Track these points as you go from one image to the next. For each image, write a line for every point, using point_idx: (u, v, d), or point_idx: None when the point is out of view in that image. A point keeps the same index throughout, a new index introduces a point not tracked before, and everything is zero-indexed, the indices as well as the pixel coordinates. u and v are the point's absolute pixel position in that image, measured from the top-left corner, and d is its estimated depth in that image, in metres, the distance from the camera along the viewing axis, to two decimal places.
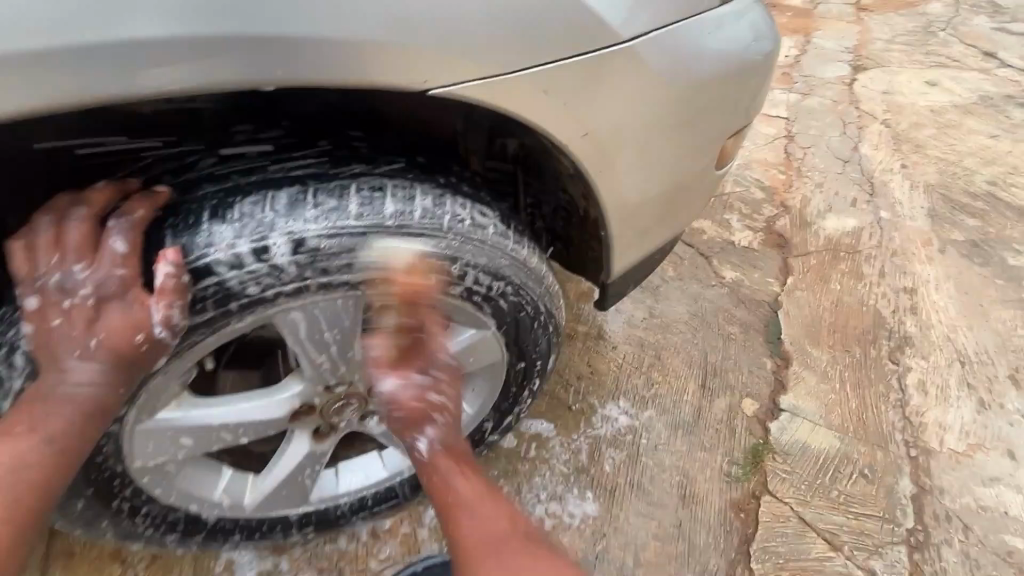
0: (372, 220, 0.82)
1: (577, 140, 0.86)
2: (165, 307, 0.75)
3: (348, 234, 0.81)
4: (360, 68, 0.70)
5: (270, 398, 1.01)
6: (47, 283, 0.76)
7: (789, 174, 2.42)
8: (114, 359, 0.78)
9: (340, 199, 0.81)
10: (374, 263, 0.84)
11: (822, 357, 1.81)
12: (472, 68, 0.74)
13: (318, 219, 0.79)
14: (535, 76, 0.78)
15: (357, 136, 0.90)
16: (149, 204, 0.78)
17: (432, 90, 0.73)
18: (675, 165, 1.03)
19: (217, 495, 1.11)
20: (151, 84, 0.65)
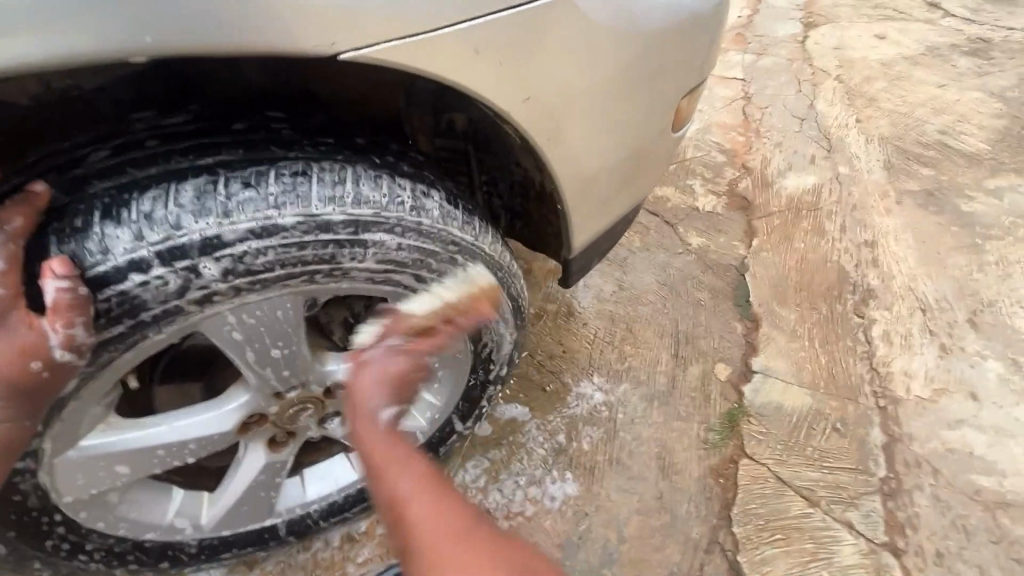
0: (297, 209, 0.73)
1: (520, 107, 0.79)
2: (64, 326, 0.66)
3: (271, 226, 0.72)
4: (251, 31, 0.60)
5: (214, 412, 0.93)
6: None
7: (748, 136, 2.40)
8: (11, 390, 0.69)
9: (256, 187, 0.72)
10: (307, 258, 0.76)
11: (790, 316, 1.82)
12: (387, 28, 0.65)
13: (231, 212, 0.71)
14: (462, 34, 0.70)
15: (277, 117, 0.80)
16: (27, 210, 0.67)
17: (341, 54, 0.64)
18: (628, 130, 0.97)
19: (169, 520, 1.03)
20: None
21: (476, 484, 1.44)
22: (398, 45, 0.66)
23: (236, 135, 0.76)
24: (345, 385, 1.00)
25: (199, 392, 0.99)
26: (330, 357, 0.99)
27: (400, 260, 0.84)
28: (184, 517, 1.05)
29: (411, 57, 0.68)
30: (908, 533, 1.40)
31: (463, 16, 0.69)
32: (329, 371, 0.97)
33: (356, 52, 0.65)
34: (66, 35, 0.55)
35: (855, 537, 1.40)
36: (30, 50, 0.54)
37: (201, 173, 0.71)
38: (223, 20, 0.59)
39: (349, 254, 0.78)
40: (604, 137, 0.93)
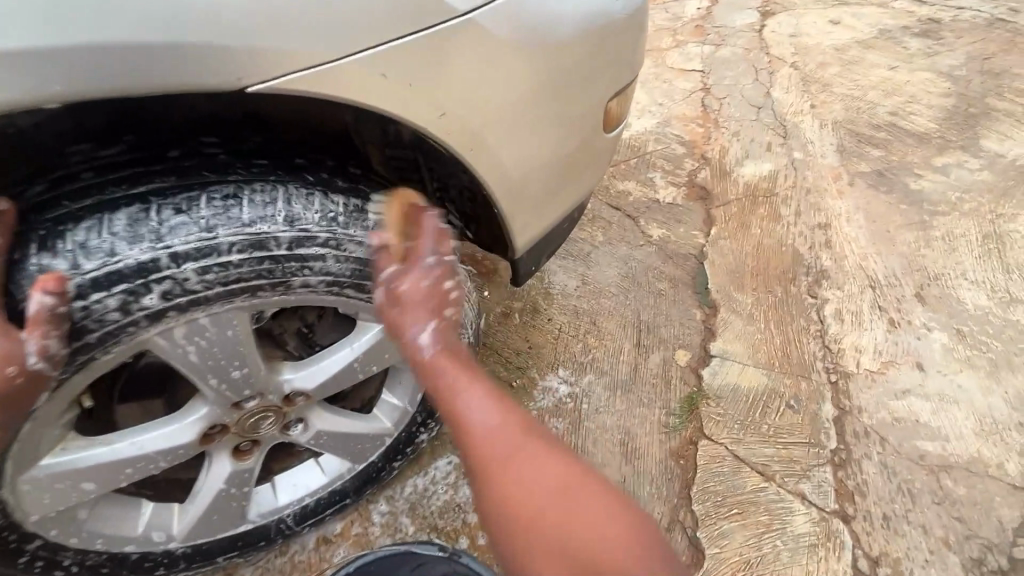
0: (227, 230, 0.78)
1: (436, 122, 0.85)
2: (39, 337, 0.71)
3: (206, 247, 0.77)
4: (164, 72, 0.66)
5: (175, 425, 0.97)
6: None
7: (707, 127, 2.47)
8: None
9: (188, 212, 0.77)
10: (242, 276, 0.81)
11: (747, 300, 1.89)
12: (293, 60, 0.71)
13: (163, 236, 0.76)
14: (369, 61, 0.76)
15: (213, 143, 0.82)
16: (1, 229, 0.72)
17: (249, 86, 0.71)
18: (554, 135, 1.03)
19: (141, 533, 1.07)
20: None
21: (446, 479, 1.50)
22: (304, 76, 0.73)
23: (171, 163, 0.80)
24: (303, 393, 1.05)
25: (162, 408, 1.04)
26: (287, 366, 1.04)
27: (338, 271, 0.89)
28: (156, 528, 1.09)
29: (319, 85, 0.74)
30: (857, 500, 1.48)
31: (367, 44, 0.75)
32: (287, 380, 1.02)
33: (265, 84, 0.72)
34: None
35: (808, 507, 1.47)
36: None
37: (137, 202, 0.76)
38: (136, 62, 0.65)
39: (285, 269, 0.84)
40: (529, 144, 0.99)
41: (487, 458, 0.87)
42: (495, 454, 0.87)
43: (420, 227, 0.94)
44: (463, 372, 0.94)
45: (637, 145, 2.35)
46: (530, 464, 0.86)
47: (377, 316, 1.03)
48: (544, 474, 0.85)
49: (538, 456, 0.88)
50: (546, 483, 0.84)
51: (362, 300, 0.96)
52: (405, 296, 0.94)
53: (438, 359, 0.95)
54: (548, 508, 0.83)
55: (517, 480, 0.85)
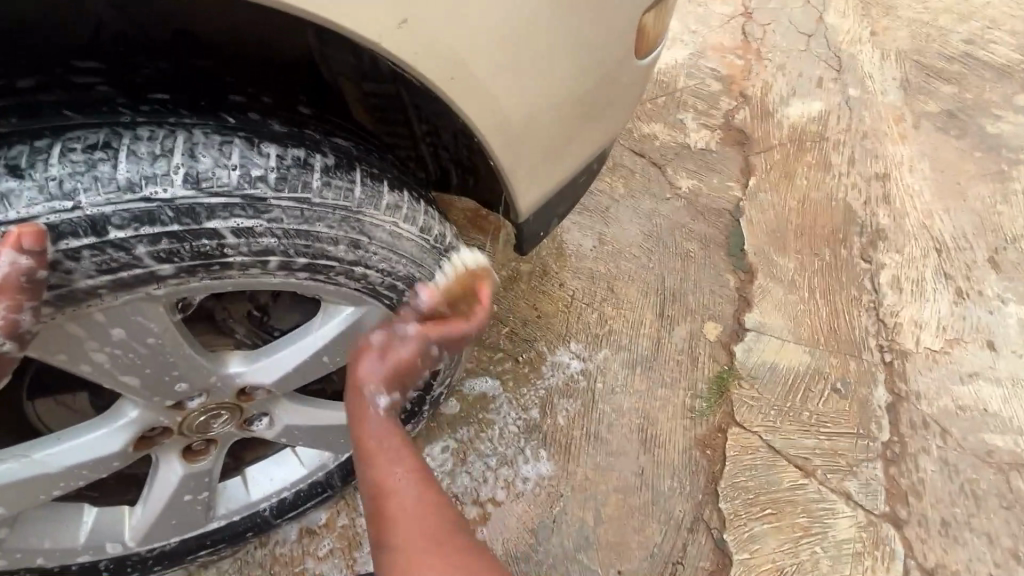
0: (99, 195, 0.57)
1: (395, 35, 0.60)
2: (11, 311, 0.56)
3: (69, 220, 0.57)
4: None
5: (106, 429, 0.80)
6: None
7: (748, 59, 2.11)
8: None
9: (38, 172, 0.56)
10: (125, 260, 0.60)
11: (789, 264, 1.65)
12: None
13: (9, 204, 0.56)
14: None
15: (92, 71, 0.61)
16: None
17: None
18: (571, 61, 0.77)
19: (88, 544, 0.93)
20: None
21: (442, 467, 1.33)
22: None
23: (26, 98, 0.58)
24: (259, 387, 0.87)
25: (89, 404, 0.87)
26: (237, 356, 0.84)
27: (270, 249, 0.66)
28: (104, 538, 0.95)
29: None
30: (911, 502, 1.31)
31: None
32: (234, 373, 0.82)
33: None
34: None
35: (853, 508, 1.31)
36: None
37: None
38: None
39: (192, 249, 0.62)
40: (535, 69, 0.73)
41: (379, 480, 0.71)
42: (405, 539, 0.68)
43: (460, 316, 0.79)
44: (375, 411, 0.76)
45: (666, 80, 2.02)
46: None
47: (346, 299, 0.80)
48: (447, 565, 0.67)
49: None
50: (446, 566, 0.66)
51: (318, 284, 0.74)
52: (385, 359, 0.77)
53: (363, 417, 0.75)
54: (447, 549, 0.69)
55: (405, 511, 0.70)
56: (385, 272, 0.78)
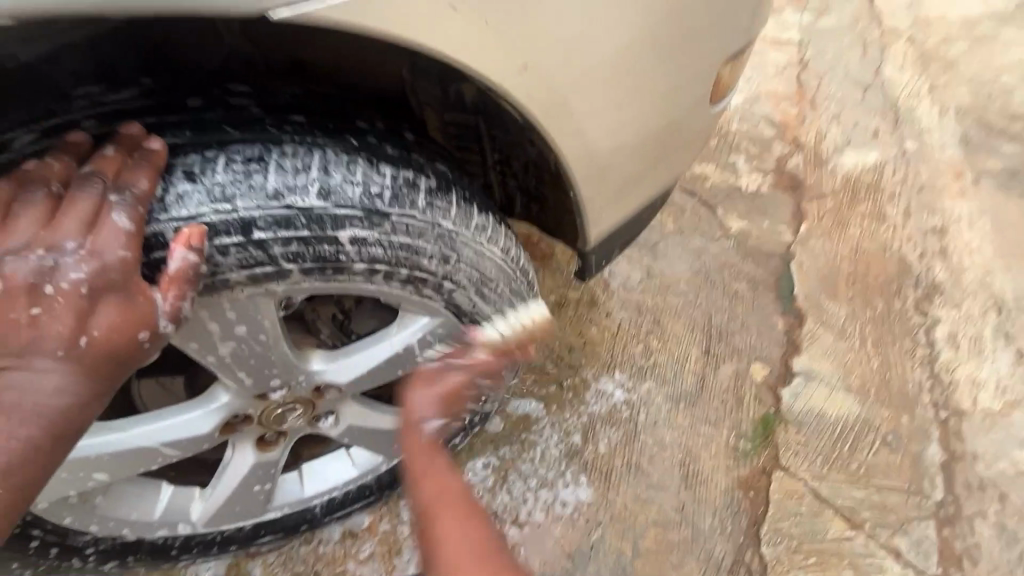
0: (248, 200, 0.66)
1: (513, 77, 0.67)
2: (176, 298, 0.64)
3: (222, 222, 0.65)
4: None
5: (198, 411, 0.87)
6: (17, 261, 0.58)
7: (802, 106, 2.14)
8: (103, 362, 0.63)
9: (201, 177, 0.65)
10: (258, 259, 0.68)
11: (840, 311, 1.64)
12: None
13: (174, 205, 0.64)
14: None
15: (242, 92, 0.70)
16: (148, 171, 0.62)
17: (271, 12, 0.54)
18: (654, 105, 0.84)
19: (160, 521, 0.99)
20: None
21: (484, 483, 1.37)
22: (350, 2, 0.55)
23: (191, 114, 0.67)
24: (334, 386, 0.93)
25: (182, 388, 0.94)
26: (318, 355, 0.91)
27: (377, 259, 0.73)
28: (177, 516, 1.01)
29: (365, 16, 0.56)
30: (966, 567, 1.30)
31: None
32: (316, 370, 0.89)
33: (292, 10, 0.54)
34: None
35: (903, 567, 1.29)
36: None
37: (122, 163, 0.62)
38: None
39: (315, 253, 0.69)
40: (624, 112, 0.80)
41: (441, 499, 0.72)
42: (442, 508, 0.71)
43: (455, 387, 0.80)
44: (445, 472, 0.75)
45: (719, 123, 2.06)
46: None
47: (424, 311, 0.86)
48: None
49: None
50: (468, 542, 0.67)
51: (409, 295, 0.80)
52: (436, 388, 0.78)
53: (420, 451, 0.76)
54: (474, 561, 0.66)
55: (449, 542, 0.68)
56: (468, 287, 0.83)
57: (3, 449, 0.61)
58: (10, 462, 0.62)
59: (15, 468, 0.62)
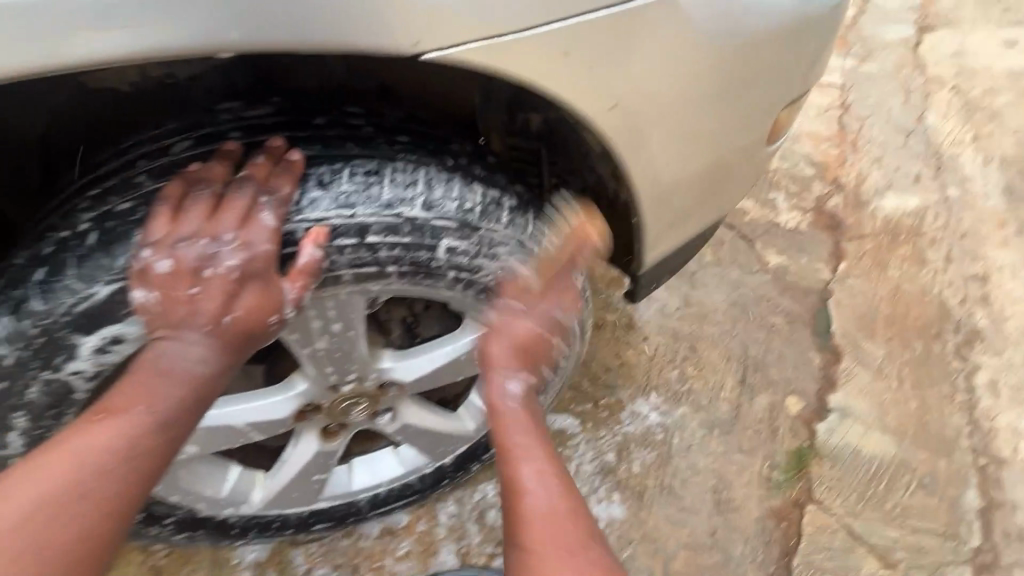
0: (364, 209, 0.74)
1: (603, 115, 0.75)
2: (300, 288, 0.74)
3: (341, 226, 0.74)
4: (342, 31, 0.59)
5: (278, 397, 0.95)
6: (185, 249, 0.71)
7: (843, 148, 2.18)
8: (241, 338, 0.75)
9: (328, 186, 0.74)
10: (364, 261, 0.76)
11: (878, 351, 1.66)
12: (474, 29, 0.63)
13: (301, 208, 0.73)
14: (555, 37, 0.67)
15: (355, 113, 0.79)
16: (290, 177, 0.72)
17: (424, 55, 0.62)
18: (719, 143, 0.91)
19: (227, 499, 1.06)
20: (98, 48, 0.56)
21: None
22: (484, 48, 0.64)
23: (317, 132, 0.76)
24: (398, 384, 1.00)
25: (260, 375, 1.02)
26: (387, 354, 0.98)
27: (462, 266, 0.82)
28: (242, 496, 1.08)
29: (494, 60, 0.65)
30: None
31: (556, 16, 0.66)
32: (385, 368, 0.97)
33: (440, 53, 0.63)
34: (170, 36, 0.57)
35: None
36: (132, 39, 0.56)
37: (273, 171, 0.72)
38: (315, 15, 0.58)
39: (413, 258, 0.78)
40: (691, 148, 0.87)
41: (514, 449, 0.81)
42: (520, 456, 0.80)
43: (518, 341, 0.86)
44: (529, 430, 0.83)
45: None
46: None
47: None
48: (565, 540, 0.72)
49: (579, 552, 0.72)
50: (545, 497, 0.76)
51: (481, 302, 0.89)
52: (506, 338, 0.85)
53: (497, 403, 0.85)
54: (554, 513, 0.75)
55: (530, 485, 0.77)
56: None
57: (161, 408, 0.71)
58: (167, 419, 0.71)
59: (169, 426, 0.71)
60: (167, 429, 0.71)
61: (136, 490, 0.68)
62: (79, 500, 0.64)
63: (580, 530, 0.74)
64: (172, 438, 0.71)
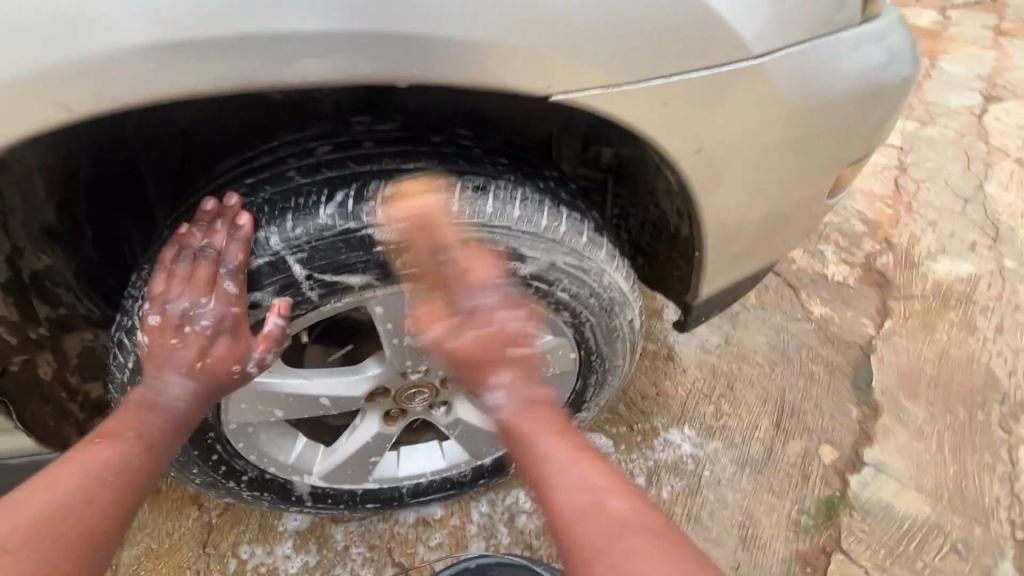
0: (470, 219, 0.84)
1: (689, 158, 0.84)
2: (261, 351, 0.88)
3: (449, 231, 0.84)
4: (489, 71, 0.70)
5: (353, 376, 1.05)
6: (170, 308, 0.86)
7: (897, 210, 2.19)
8: (209, 382, 0.89)
9: (444, 195, 0.83)
10: None
11: (918, 412, 1.67)
12: (596, 78, 0.73)
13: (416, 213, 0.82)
14: (662, 87, 0.77)
15: (464, 135, 0.90)
16: (241, 245, 0.82)
17: (552, 96, 0.73)
18: (786, 192, 0.98)
19: (292, 465, 1.16)
20: (300, 74, 0.67)
21: None
22: (600, 94, 0.74)
23: (433, 148, 0.87)
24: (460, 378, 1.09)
25: (340, 356, 1.14)
26: None
27: (541, 278, 0.91)
28: (305, 466, 1.18)
29: (607, 104, 0.76)
30: None
31: (659, 72, 0.76)
32: None
33: (565, 95, 0.73)
34: (353, 66, 0.68)
35: None
36: (327, 68, 0.67)
37: (398, 180, 0.83)
38: (471, 57, 0.69)
39: (502, 265, 0.89)
40: (761, 194, 0.95)
41: (543, 453, 0.78)
42: (555, 455, 0.78)
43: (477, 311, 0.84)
44: (547, 431, 0.80)
45: None
46: (636, 554, 0.68)
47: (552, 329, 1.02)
48: (618, 532, 0.71)
49: (654, 547, 0.69)
50: (587, 495, 0.74)
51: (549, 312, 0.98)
52: (475, 335, 0.84)
53: (513, 411, 0.82)
54: (605, 512, 0.72)
55: (563, 484, 0.75)
56: (597, 313, 1.00)
57: (154, 428, 0.87)
58: (157, 436, 0.87)
59: (137, 468, 0.83)
60: (134, 468, 0.83)
61: (111, 518, 0.78)
62: (56, 522, 0.74)
63: (625, 489, 0.75)
64: (162, 447, 0.87)
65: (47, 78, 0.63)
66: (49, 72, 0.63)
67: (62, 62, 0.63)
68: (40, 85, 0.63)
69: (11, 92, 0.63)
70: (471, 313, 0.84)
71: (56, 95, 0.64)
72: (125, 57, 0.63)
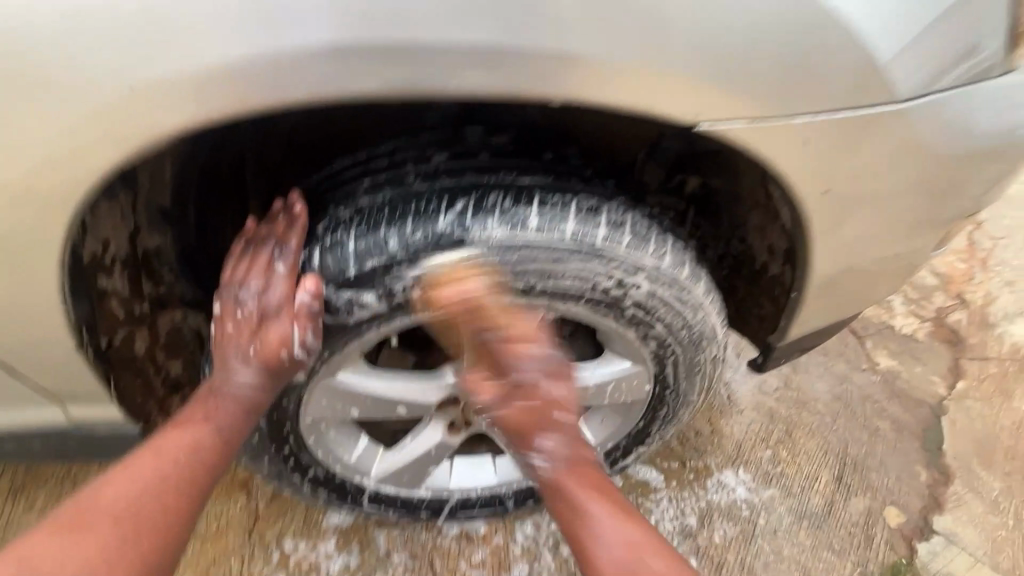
0: (583, 239, 0.84)
1: (815, 198, 0.83)
2: (302, 330, 0.85)
3: (562, 249, 0.84)
4: (646, 97, 0.69)
5: (427, 383, 1.05)
6: (228, 295, 0.90)
7: (971, 263, 2.01)
8: (269, 370, 0.89)
9: (561, 213, 0.84)
10: (571, 282, 0.87)
11: (993, 483, 1.57)
12: (746, 109, 0.72)
13: (531, 228, 0.83)
14: (808, 126, 0.75)
15: (571, 155, 0.92)
16: (297, 229, 0.87)
17: (700, 125, 0.72)
18: (896, 241, 0.95)
19: (354, 465, 1.16)
20: (465, 85, 0.67)
21: None
22: (746, 127, 0.74)
23: (546, 166, 0.89)
24: None
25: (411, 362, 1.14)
26: None
27: (640, 304, 0.91)
28: (365, 467, 1.17)
29: (750, 137, 0.75)
30: None
31: (811, 110, 0.74)
32: None
33: (711, 125, 0.73)
34: (516, 79, 0.67)
35: None
36: (492, 80, 0.67)
37: (516, 193, 0.85)
38: (632, 81, 0.68)
39: (607, 287, 0.88)
40: (872, 241, 0.93)
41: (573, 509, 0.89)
42: (586, 511, 0.89)
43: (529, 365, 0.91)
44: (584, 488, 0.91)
45: None
46: None
47: (635, 355, 1.00)
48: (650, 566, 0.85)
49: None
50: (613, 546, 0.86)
51: (639, 340, 0.96)
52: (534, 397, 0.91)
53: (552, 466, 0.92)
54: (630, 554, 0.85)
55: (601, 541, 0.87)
56: (687, 345, 0.99)
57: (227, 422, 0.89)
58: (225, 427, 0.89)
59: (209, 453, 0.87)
60: (199, 460, 0.86)
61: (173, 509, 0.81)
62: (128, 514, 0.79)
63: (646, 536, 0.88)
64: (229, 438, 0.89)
65: (236, 72, 0.63)
66: (230, 68, 0.63)
67: (247, 60, 0.63)
68: (219, 79, 0.63)
69: (197, 84, 0.63)
70: (522, 386, 0.91)
71: (240, 89, 0.64)
72: (305, 57, 0.63)
